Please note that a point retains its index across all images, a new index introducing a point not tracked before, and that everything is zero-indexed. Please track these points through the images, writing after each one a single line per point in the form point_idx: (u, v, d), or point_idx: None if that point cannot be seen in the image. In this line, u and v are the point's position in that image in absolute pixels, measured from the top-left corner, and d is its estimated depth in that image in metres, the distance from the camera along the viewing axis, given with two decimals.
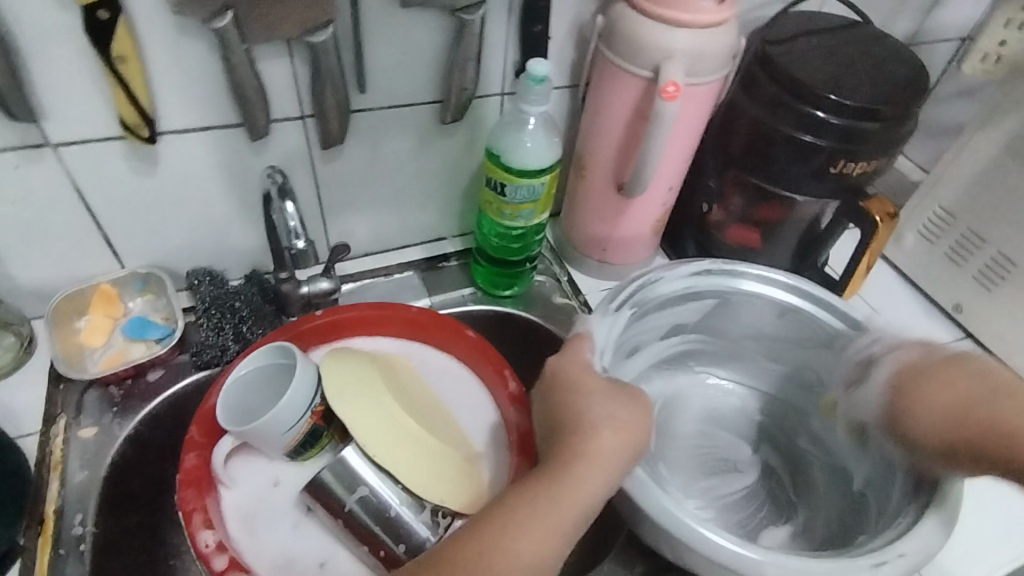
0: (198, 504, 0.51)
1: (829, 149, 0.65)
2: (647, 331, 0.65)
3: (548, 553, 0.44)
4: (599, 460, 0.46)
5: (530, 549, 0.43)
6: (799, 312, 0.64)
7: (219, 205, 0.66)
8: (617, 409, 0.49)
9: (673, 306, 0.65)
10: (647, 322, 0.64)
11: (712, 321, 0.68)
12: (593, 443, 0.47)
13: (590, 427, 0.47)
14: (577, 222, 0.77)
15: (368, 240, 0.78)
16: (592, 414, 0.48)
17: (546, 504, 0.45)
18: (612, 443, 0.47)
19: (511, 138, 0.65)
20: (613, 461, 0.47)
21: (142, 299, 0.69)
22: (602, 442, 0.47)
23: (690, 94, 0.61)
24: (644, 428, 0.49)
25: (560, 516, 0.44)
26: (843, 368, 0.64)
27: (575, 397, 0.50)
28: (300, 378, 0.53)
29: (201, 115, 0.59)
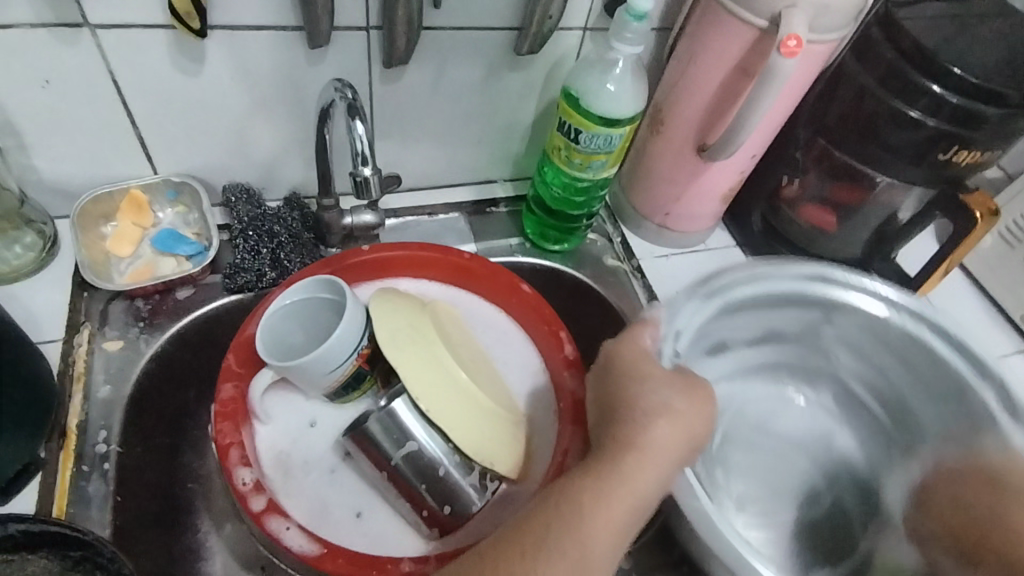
0: (234, 439, 0.48)
1: (940, 133, 0.59)
2: (743, 326, 0.65)
3: (600, 556, 0.40)
4: (656, 453, 0.44)
5: (583, 539, 0.40)
6: (920, 341, 0.61)
7: (266, 117, 0.60)
8: (674, 397, 0.47)
9: (773, 306, 0.63)
10: (736, 319, 0.63)
11: (818, 336, 0.67)
12: (651, 433, 0.44)
13: (643, 416, 0.45)
14: (643, 181, 0.71)
15: (417, 174, 0.73)
16: (646, 401, 0.46)
17: (598, 495, 0.42)
18: (669, 435, 0.45)
19: (594, 80, 0.59)
20: (668, 454, 0.44)
21: (172, 211, 0.65)
22: (655, 432, 0.44)
23: (805, 52, 0.54)
24: (703, 419, 0.47)
25: (613, 506, 0.42)
26: (950, 417, 0.61)
27: (628, 382, 0.47)
28: (350, 318, 0.49)
29: (258, 13, 0.52)
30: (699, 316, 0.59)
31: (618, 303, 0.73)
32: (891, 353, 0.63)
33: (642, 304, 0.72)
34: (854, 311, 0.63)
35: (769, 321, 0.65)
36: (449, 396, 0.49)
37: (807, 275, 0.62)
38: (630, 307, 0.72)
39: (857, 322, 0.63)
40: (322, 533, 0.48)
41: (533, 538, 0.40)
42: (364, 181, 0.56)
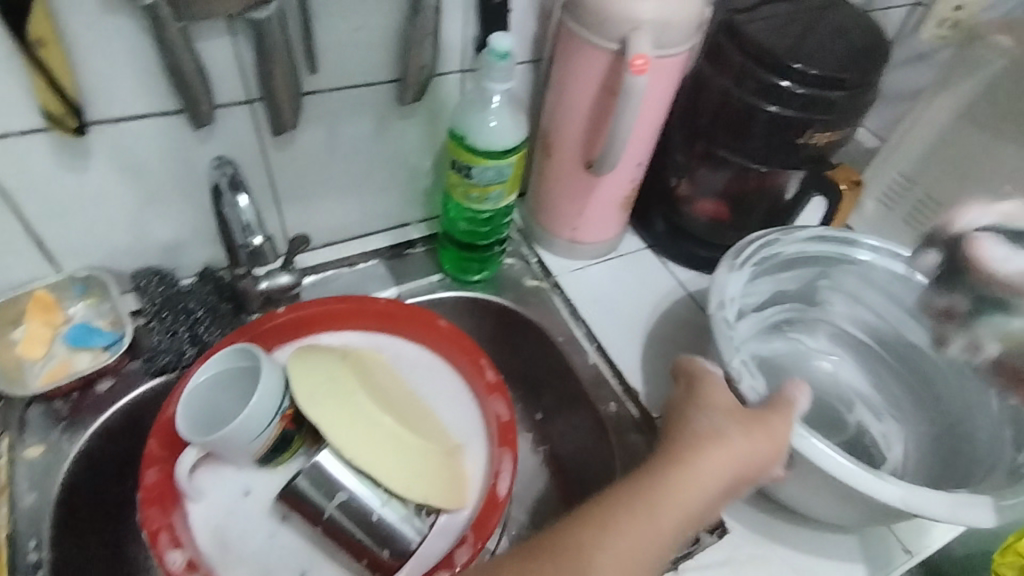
0: (163, 522, 0.48)
1: (796, 120, 0.64)
2: (766, 286, 0.66)
3: (644, 562, 0.44)
4: (707, 477, 0.47)
5: (637, 547, 0.44)
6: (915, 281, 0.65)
7: (164, 198, 0.61)
8: (727, 425, 0.50)
9: (784, 269, 0.66)
10: (758, 283, 0.65)
11: (820, 292, 0.69)
12: (704, 458, 0.48)
13: (696, 441, 0.49)
14: (546, 202, 0.75)
15: (329, 228, 0.74)
16: (697, 426, 0.50)
17: (645, 511, 0.46)
18: (721, 461, 0.48)
19: (475, 118, 0.62)
20: (719, 478, 0.48)
21: (84, 304, 0.64)
22: (708, 457, 0.48)
23: (656, 67, 0.59)
24: (765, 452, 0.48)
25: (662, 522, 0.46)
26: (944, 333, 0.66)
27: (684, 408, 0.52)
28: (267, 382, 0.50)
29: (136, 102, 0.54)
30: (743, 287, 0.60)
31: (541, 321, 0.75)
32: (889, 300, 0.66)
33: (568, 321, 0.75)
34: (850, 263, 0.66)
35: (780, 283, 0.67)
36: (370, 446, 0.50)
37: (815, 235, 0.65)
38: (554, 323, 0.75)
39: (855, 274, 0.66)
40: None
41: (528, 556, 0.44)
42: (259, 249, 0.58)
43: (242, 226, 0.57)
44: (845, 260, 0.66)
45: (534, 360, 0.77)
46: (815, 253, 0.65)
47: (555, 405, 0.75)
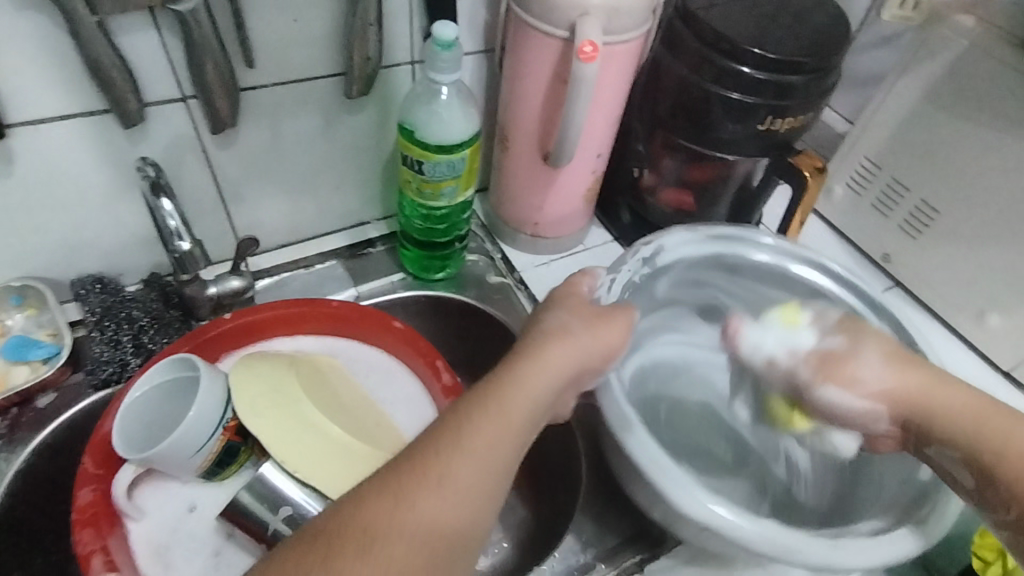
0: (97, 545, 0.46)
1: (755, 107, 0.63)
2: (689, 295, 0.67)
3: (501, 454, 0.42)
4: (558, 364, 0.47)
5: (493, 432, 0.43)
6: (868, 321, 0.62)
7: (100, 202, 0.59)
8: (576, 325, 0.50)
9: (721, 271, 0.66)
10: (688, 283, 0.66)
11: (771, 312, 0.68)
12: (552, 347, 0.48)
13: (543, 334, 0.49)
14: (506, 196, 0.73)
15: (282, 229, 0.72)
16: (544, 324, 0.50)
17: (495, 399, 0.44)
18: (568, 351, 0.48)
19: (423, 111, 0.60)
20: (567, 371, 0.47)
21: (22, 315, 0.62)
22: (556, 345, 0.48)
23: (609, 54, 0.57)
24: (609, 344, 0.51)
25: (514, 406, 0.44)
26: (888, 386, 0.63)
27: (535, 315, 0.52)
28: (205, 394, 0.48)
29: (58, 103, 0.51)
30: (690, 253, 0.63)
31: (506, 318, 0.73)
32: None
33: None
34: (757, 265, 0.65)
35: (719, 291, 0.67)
36: (313, 457, 0.49)
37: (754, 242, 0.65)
38: (519, 320, 0.73)
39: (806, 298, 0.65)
40: None
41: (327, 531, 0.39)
42: (187, 255, 0.56)
43: (168, 232, 0.55)
44: (745, 264, 0.65)
45: (498, 357, 0.75)
46: (725, 257, 0.64)
47: None
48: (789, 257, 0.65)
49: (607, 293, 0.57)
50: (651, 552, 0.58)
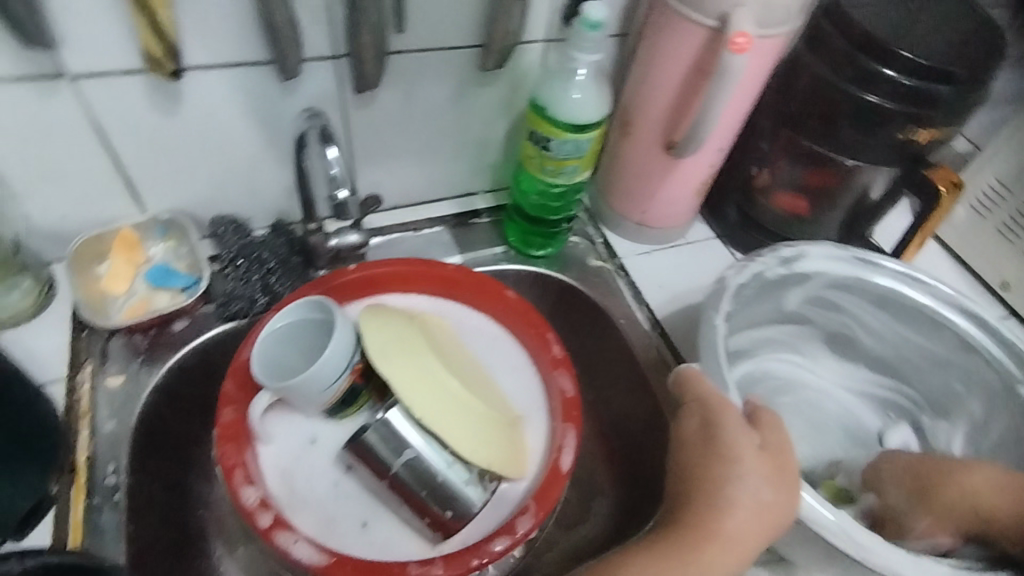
0: (238, 460, 0.49)
1: (896, 114, 0.61)
2: (819, 316, 0.69)
3: None
4: (739, 541, 0.47)
5: None
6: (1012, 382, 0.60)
7: (246, 148, 0.63)
8: (761, 487, 0.48)
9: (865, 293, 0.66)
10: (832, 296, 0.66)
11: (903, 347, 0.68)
12: (730, 518, 0.47)
13: (724, 500, 0.47)
14: (618, 181, 0.74)
15: (399, 192, 0.75)
16: (735, 445, 0.49)
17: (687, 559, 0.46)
18: (747, 525, 0.47)
19: (558, 89, 0.61)
20: (747, 543, 0.47)
21: (163, 246, 0.66)
22: (735, 520, 0.47)
23: (757, 48, 0.56)
24: (788, 507, 0.47)
25: None
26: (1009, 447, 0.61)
27: (717, 410, 0.50)
28: (340, 336, 0.51)
29: (231, 50, 0.54)
30: (842, 268, 0.63)
31: (603, 302, 0.74)
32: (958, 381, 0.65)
33: (629, 302, 0.74)
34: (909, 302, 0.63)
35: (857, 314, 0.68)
36: (438, 407, 0.51)
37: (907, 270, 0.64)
38: (617, 305, 0.74)
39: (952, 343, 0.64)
40: (330, 543, 0.50)
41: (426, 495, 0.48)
42: (343, 204, 0.59)
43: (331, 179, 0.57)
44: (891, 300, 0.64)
45: (587, 340, 0.76)
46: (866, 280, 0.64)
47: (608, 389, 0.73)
48: (945, 303, 0.62)
49: (735, 277, 0.60)
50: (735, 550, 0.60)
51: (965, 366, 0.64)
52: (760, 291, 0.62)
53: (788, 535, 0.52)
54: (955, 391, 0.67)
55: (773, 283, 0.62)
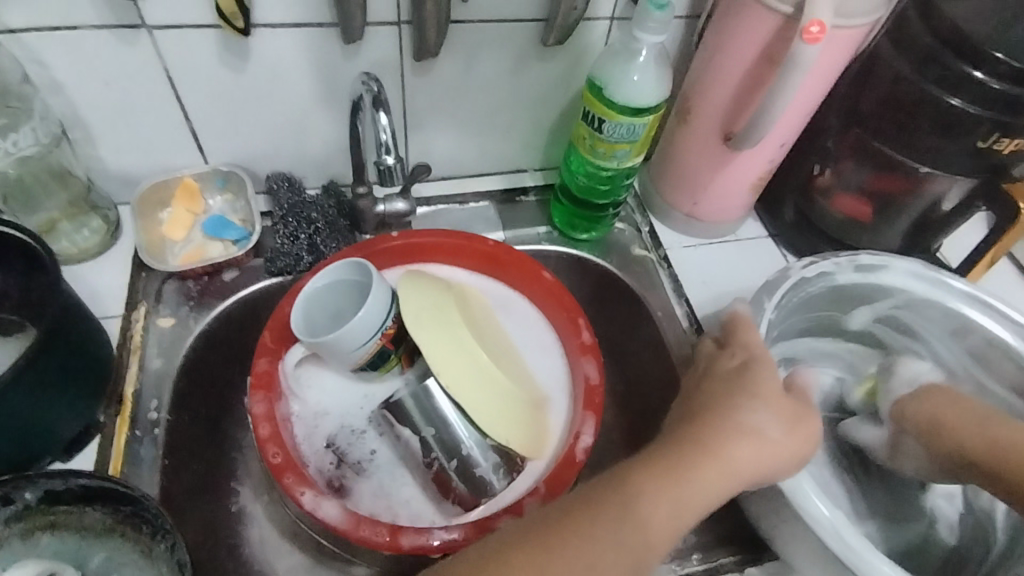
0: (265, 406, 0.51)
1: (980, 121, 0.56)
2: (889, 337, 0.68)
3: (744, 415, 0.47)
4: (733, 468, 0.45)
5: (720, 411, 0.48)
6: None
7: (306, 106, 0.64)
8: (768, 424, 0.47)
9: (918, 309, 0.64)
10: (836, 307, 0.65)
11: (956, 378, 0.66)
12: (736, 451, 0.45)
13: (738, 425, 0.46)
14: (672, 171, 0.72)
15: (449, 162, 0.75)
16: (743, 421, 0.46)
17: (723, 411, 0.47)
18: (751, 455, 0.45)
19: (617, 69, 0.59)
20: (741, 473, 0.45)
21: (221, 198, 0.69)
22: (741, 449, 0.45)
23: (831, 41, 0.53)
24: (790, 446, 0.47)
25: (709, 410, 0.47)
26: None
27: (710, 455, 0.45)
28: (376, 294, 0.53)
29: (299, 10, 0.55)
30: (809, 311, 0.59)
31: (643, 292, 0.74)
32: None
33: (669, 296, 0.73)
34: (985, 334, 0.62)
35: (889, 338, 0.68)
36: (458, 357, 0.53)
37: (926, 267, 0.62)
38: (656, 296, 0.73)
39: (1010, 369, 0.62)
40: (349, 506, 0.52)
41: (714, 440, 0.45)
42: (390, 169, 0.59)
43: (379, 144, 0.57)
44: (968, 330, 0.62)
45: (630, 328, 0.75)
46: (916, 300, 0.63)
47: None
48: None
49: (797, 269, 0.60)
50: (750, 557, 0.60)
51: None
52: (813, 296, 0.62)
53: (801, 547, 0.50)
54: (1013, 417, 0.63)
55: (835, 289, 0.62)
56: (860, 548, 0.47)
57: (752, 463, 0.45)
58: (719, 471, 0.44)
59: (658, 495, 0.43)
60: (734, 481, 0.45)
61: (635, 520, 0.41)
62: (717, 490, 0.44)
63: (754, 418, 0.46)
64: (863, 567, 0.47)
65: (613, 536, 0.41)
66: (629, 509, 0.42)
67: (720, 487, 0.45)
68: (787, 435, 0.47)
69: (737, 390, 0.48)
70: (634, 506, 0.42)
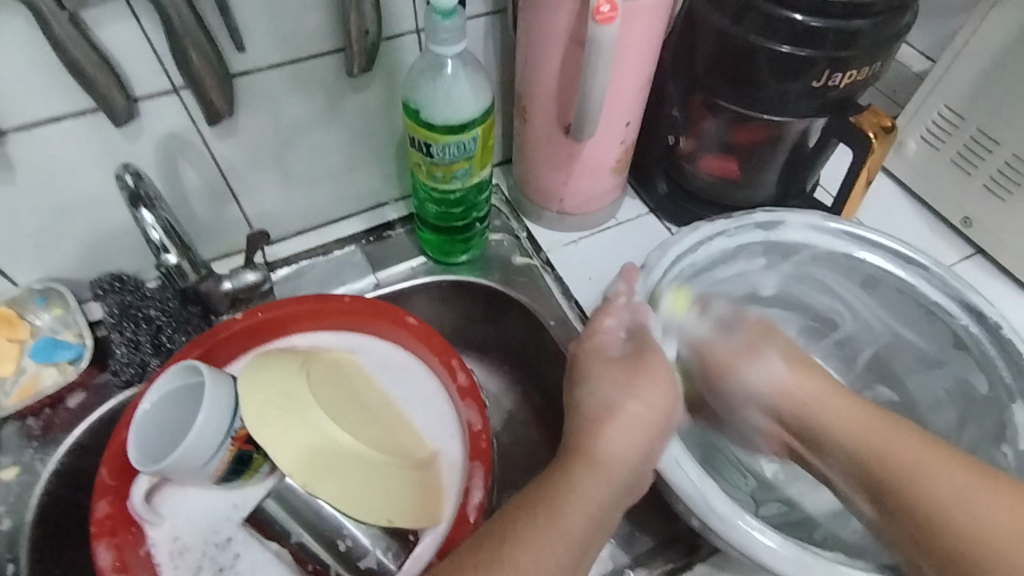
0: (112, 556, 0.47)
1: (809, 61, 0.53)
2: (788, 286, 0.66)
3: (599, 397, 0.47)
4: (614, 447, 0.45)
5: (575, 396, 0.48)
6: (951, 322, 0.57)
7: (106, 201, 0.57)
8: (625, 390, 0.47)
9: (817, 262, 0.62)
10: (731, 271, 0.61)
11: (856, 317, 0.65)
12: (608, 430, 0.45)
13: (598, 412, 0.46)
14: (530, 172, 0.67)
15: (296, 217, 0.69)
16: (598, 397, 0.47)
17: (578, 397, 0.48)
18: (626, 428, 0.45)
19: (427, 88, 0.54)
20: (627, 448, 0.45)
21: (50, 316, 0.61)
22: (614, 428, 0.45)
23: (632, 14, 0.50)
24: (661, 407, 0.46)
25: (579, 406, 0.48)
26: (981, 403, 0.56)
27: (591, 422, 0.46)
28: (212, 400, 0.47)
29: (47, 104, 0.48)
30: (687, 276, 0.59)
31: (531, 302, 0.69)
32: (922, 343, 0.61)
33: (560, 302, 0.68)
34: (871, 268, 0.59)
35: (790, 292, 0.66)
36: (305, 438, 0.49)
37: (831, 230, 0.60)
38: (545, 305, 0.69)
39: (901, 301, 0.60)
40: None
41: (582, 437, 0.46)
42: (175, 268, 0.55)
43: (153, 243, 0.53)
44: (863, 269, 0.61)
45: (528, 340, 0.71)
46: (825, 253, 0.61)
47: (550, 387, 0.70)
48: (897, 262, 0.59)
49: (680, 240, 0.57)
50: (684, 560, 0.54)
51: (933, 319, 0.59)
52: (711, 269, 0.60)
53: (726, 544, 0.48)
54: (915, 347, 0.62)
55: (724, 254, 0.59)
56: (728, 515, 0.45)
57: (617, 437, 0.45)
58: (599, 465, 0.44)
59: (547, 508, 0.43)
60: (623, 463, 0.44)
61: (557, 516, 0.42)
62: (614, 474, 0.44)
63: (597, 388, 0.47)
64: (733, 534, 0.45)
65: (534, 549, 0.41)
66: (547, 517, 0.42)
67: (620, 464, 0.44)
68: (661, 399, 0.47)
69: (582, 377, 0.49)
70: (537, 527, 0.42)
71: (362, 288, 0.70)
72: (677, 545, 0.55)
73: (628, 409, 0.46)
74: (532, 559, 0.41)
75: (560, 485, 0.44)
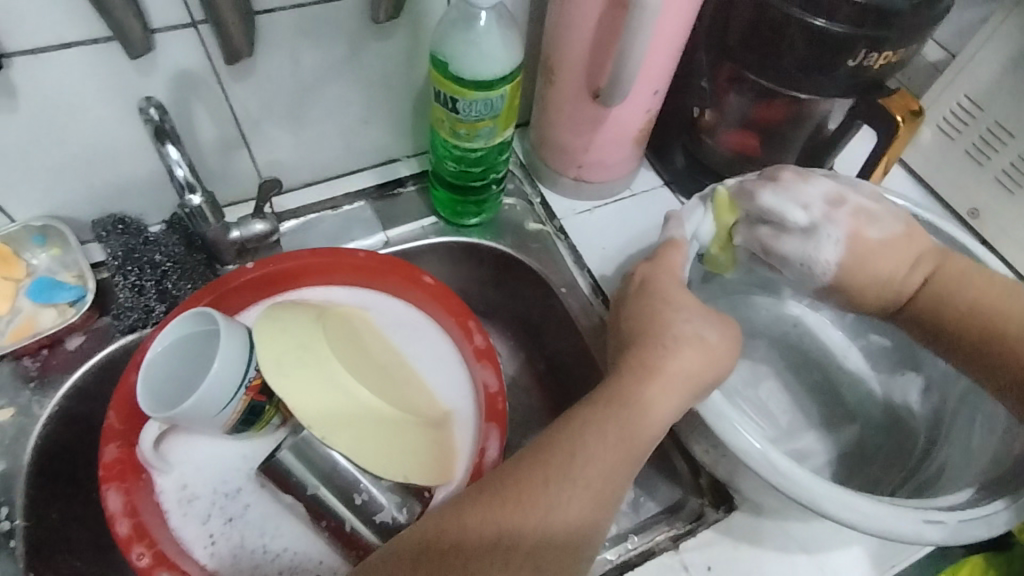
0: (119, 500, 0.46)
1: (847, 38, 0.52)
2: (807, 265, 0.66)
3: (681, 326, 0.45)
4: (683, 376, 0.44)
5: (647, 314, 0.47)
6: None
7: (112, 139, 0.54)
8: (707, 327, 0.46)
9: None
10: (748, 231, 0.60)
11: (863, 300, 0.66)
12: (680, 357, 0.44)
13: (675, 337, 0.45)
14: (550, 135, 0.66)
15: (307, 167, 0.67)
16: (679, 327, 0.45)
17: (653, 316, 0.46)
18: (698, 361, 0.44)
19: (457, 40, 0.52)
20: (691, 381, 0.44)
21: (47, 255, 0.59)
22: (686, 357, 0.44)
23: None
24: (730, 353, 0.46)
25: (652, 324, 0.46)
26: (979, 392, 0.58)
27: (654, 345, 0.45)
28: (228, 348, 0.46)
29: (57, 31, 0.46)
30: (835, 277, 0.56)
31: (543, 269, 0.68)
32: None
33: (572, 270, 0.68)
34: None
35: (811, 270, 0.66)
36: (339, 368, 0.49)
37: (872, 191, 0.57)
38: (558, 272, 0.68)
39: None
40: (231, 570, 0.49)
41: (652, 357, 0.44)
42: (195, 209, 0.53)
43: (179, 183, 0.51)
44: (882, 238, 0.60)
45: (537, 307, 0.71)
46: None
47: (557, 354, 0.70)
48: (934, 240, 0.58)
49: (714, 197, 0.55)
50: (689, 527, 0.55)
51: None
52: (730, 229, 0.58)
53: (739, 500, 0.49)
54: None
55: None
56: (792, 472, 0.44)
57: (687, 370, 0.44)
58: (666, 390, 0.43)
59: (617, 425, 0.42)
60: (685, 393, 0.44)
61: (620, 435, 0.42)
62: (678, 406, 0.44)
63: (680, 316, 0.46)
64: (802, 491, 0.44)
65: (598, 465, 0.41)
66: (614, 431, 0.42)
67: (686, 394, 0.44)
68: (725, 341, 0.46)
69: (653, 298, 0.48)
70: (603, 444, 0.41)
71: (372, 245, 0.69)
72: (681, 511, 0.56)
73: (707, 342, 0.45)
74: (597, 476, 0.40)
75: (625, 404, 0.42)
